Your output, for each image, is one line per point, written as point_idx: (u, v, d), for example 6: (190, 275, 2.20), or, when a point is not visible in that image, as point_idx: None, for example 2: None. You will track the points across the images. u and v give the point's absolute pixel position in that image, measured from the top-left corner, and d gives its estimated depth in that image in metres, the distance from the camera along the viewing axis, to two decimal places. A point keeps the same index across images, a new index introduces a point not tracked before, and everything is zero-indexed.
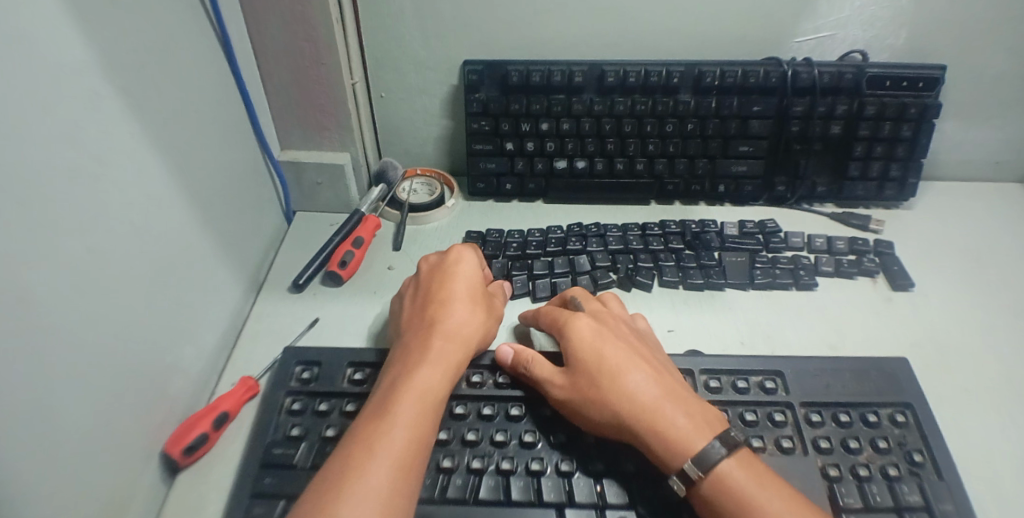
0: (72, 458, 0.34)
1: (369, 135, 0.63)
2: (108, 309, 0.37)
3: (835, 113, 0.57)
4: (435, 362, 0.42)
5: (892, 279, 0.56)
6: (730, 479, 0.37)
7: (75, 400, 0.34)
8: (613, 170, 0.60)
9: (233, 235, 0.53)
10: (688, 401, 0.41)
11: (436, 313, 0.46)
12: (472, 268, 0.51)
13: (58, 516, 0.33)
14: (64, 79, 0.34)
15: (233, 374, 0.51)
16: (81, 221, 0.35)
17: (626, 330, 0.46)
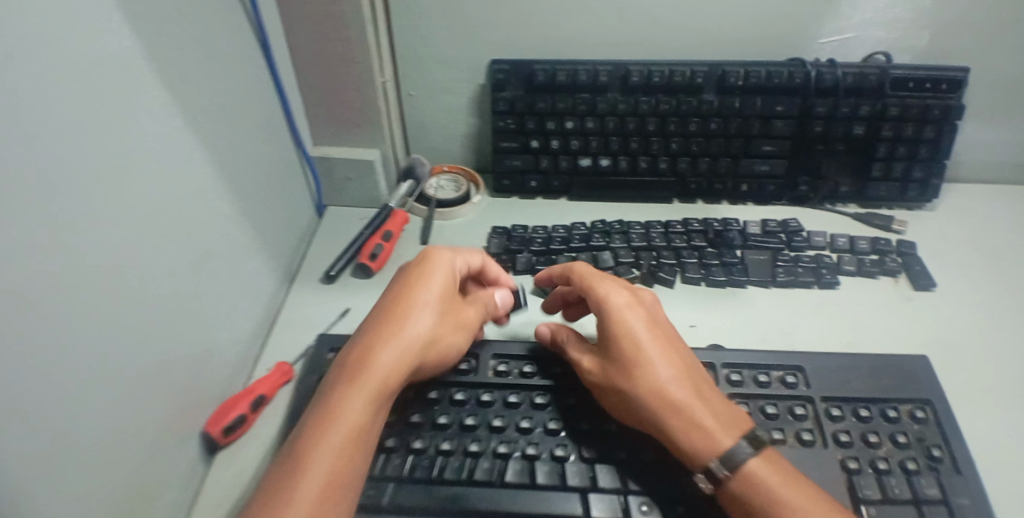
0: (119, 431, 0.36)
1: (398, 132, 0.65)
2: (152, 295, 0.40)
3: (858, 114, 0.58)
4: (360, 393, 0.40)
5: (914, 279, 0.56)
6: (758, 476, 0.38)
7: (120, 380, 0.37)
8: (636, 168, 0.61)
9: (268, 227, 0.56)
10: (710, 403, 0.41)
11: (381, 327, 0.43)
12: (439, 272, 0.47)
13: (106, 483, 0.35)
14: (115, 75, 0.36)
15: (269, 360, 0.54)
16: (127, 212, 0.37)
17: (658, 313, 0.46)
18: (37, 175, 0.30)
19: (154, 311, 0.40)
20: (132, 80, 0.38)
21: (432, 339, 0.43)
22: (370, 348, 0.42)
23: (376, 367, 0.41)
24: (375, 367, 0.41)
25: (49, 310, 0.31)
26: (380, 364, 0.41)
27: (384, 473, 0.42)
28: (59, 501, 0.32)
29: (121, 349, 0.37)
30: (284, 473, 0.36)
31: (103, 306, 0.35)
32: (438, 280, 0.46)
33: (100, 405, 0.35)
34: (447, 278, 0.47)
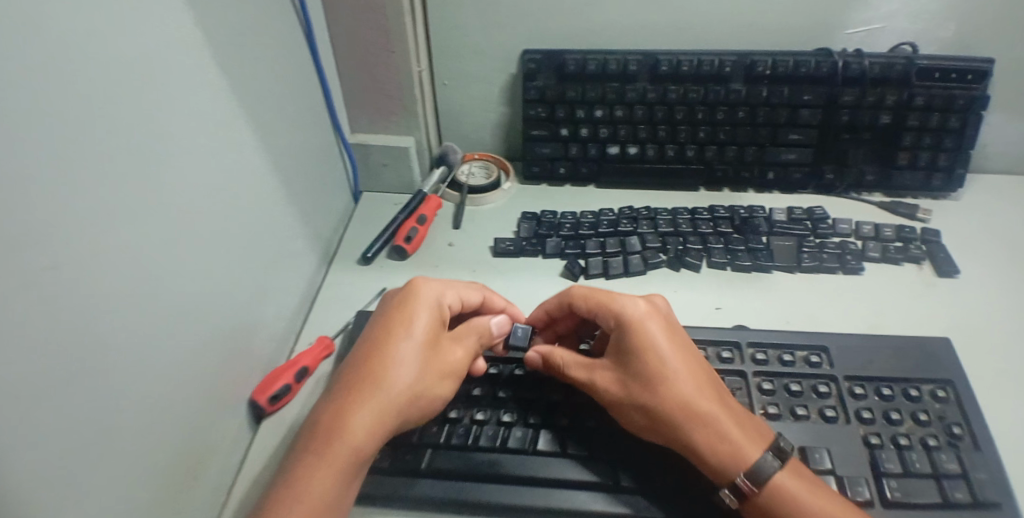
0: (175, 391, 0.39)
1: (431, 121, 0.67)
2: (204, 269, 0.42)
3: (884, 103, 0.59)
4: (332, 459, 0.39)
5: (937, 267, 0.57)
6: (786, 489, 0.39)
7: (177, 346, 0.39)
8: (664, 156, 0.63)
9: (310, 209, 0.58)
10: (736, 412, 0.42)
11: (358, 383, 0.42)
12: (423, 319, 0.45)
13: (162, 438, 0.38)
14: (174, 60, 0.38)
15: (311, 335, 0.57)
16: (184, 190, 0.40)
17: (676, 323, 0.46)
18: (107, 152, 0.33)
19: (206, 284, 0.43)
20: (190, 66, 0.40)
21: (410, 396, 0.42)
22: (345, 408, 0.41)
23: (350, 430, 0.40)
24: (349, 430, 0.40)
25: (115, 275, 0.33)
26: (354, 427, 0.40)
27: (423, 439, 0.45)
28: (125, 451, 0.35)
29: (178, 318, 0.39)
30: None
31: (162, 275, 0.38)
32: (421, 328, 0.45)
33: (159, 368, 0.37)
34: (432, 325, 0.45)
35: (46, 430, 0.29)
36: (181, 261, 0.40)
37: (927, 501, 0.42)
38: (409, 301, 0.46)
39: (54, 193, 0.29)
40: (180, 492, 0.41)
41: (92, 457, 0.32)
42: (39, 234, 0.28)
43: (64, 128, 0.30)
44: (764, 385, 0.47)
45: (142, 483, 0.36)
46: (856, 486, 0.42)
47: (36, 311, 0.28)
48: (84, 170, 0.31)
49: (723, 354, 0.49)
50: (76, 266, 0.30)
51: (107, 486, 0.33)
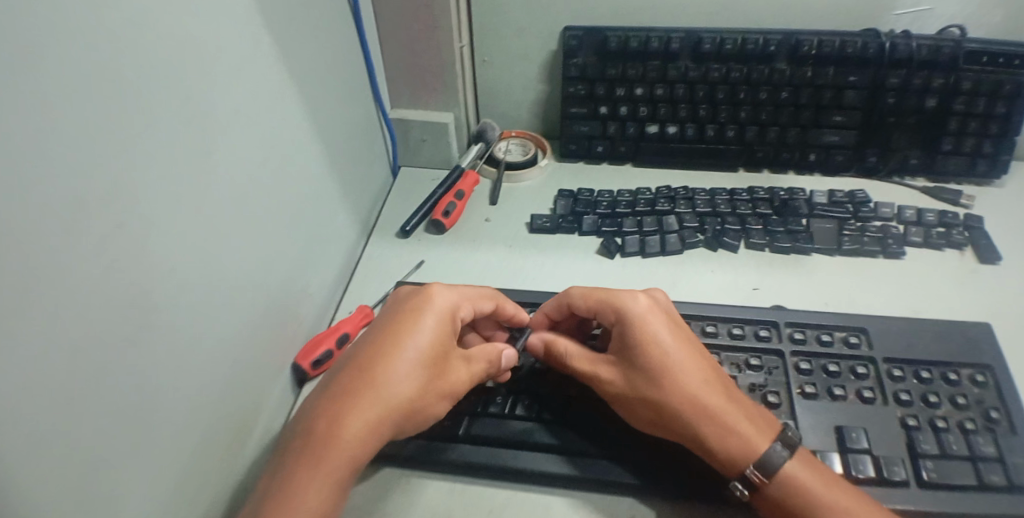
0: (219, 348, 0.41)
1: (470, 98, 0.68)
2: (246, 234, 0.44)
3: (931, 86, 0.57)
4: (324, 469, 0.38)
5: (980, 253, 0.56)
6: (797, 481, 0.40)
7: (220, 305, 0.41)
8: (704, 136, 0.63)
9: (351, 182, 0.59)
10: (745, 409, 0.42)
11: (356, 389, 0.40)
12: (431, 328, 0.44)
13: (209, 391, 0.40)
14: (225, 27, 0.39)
15: (350, 305, 0.58)
16: (230, 157, 0.41)
17: (678, 318, 0.46)
18: (158, 115, 0.34)
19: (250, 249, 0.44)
20: (242, 36, 0.41)
21: (408, 409, 0.41)
22: (340, 415, 0.39)
23: (344, 439, 0.39)
24: (343, 439, 0.39)
25: (162, 235, 0.35)
26: (348, 437, 0.39)
27: (462, 408, 0.48)
28: (175, 405, 0.36)
29: (222, 281, 0.41)
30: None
31: (208, 237, 0.39)
32: (429, 337, 0.43)
33: (204, 325, 0.39)
34: (441, 336, 0.44)
35: (101, 378, 0.30)
36: (223, 226, 0.41)
37: (964, 483, 0.42)
38: (421, 313, 0.44)
39: (109, 153, 0.31)
40: (227, 447, 0.43)
41: (145, 404, 0.34)
42: (93, 191, 0.30)
43: (119, 91, 0.31)
44: (801, 365, 0.48)
45: (191, 435, 0.38)
46: (892, 466, 0.42)
47: (93, 265, 0.30)
48: (138, 133, 0.33)
49: (760, 332, 0.50)
50: (126, 224, 0.32)
51: (160, 435, 0.35)
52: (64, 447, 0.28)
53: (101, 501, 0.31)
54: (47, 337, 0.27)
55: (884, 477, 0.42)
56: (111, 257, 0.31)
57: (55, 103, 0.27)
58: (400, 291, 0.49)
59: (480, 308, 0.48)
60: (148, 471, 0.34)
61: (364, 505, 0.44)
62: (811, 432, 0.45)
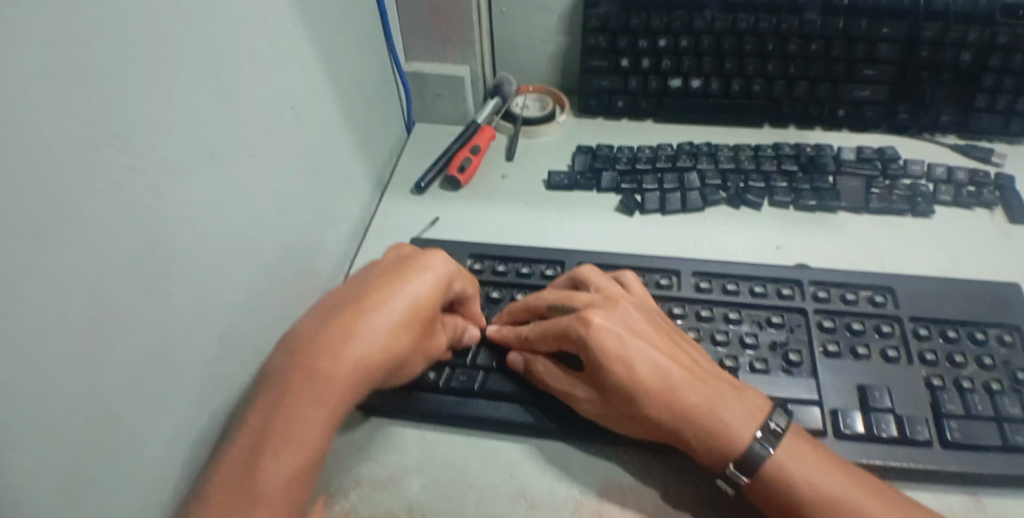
0: (235, 300, 0.41)
1: (487, 50, 0.66)
2: (263, 184, 0.43)
3: (966, 40, 0.55)
4: (321, 402, 0.37)
5: (1010, 212, 0.54)
6: (788, 469, 0.38)
7: (236, 256, 0.40)
8: (729, 91, 0.61)
9: (366, 136, 0.58)
10: (721, 394, 0.40)
11: (356, 326, 0.40)
12: (433, 287, 0.43)
13: (224, 343, 0.40)
14: None
15: (365, 261, 0.57)
16: (246, 104, 0.40)
17: (641, 323, 0.43)
18: (170, 54, 0.33)
19: (266, 199, 0.44)
20: None
21: (401, 357, 0.41)
22: (337, 350, 0.39)
23: (341, 373, 0.38)
24: (339, 375, 0.38)
25: (175, 180, 0.34)
26: (344, 374, 0.38)
27: (477, 363, 0.47)
28: (192, 354, 0.36)
29: (238, 232, 0.40)
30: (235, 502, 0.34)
31: (225, 186, 0.39)
32: (430, 293, 0.43)
33: (221, 277, 0.39)
34: (440, 297, 0.44)
35: (115, 321, 0.30)
36: (240, 174, 0.40)
37: (989, 444, 0.41)
38: (427, 262, 0.44)
39: (120, 93, 0.30)
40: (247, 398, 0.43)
41: (160, 352, 0.34)
42: (107, 132, 0.29)
43: (132, 31, 0.30)
44: (824, 324, 0.47)
45: (208, 383, 0.38)
46: (915, 426, 0.42)
47: (108, 206, 0.29)
48: (153, 75, 0.32)
49: (782, 290, 0.49)
50: (138, 167, 0.31)
51: (177, 382, 0.35)
52: (75, 386, 0.28)
53: (116, 444, 0.31)
54: (56, 277, 0.26)
55: (907, 436, 0.42)
56: (124, 200, 0.30)
57: (67, 38, 0.26)
58: (401, 246, 0.48)
59: (467, 290, 0.47)
60: (164, 417, 0.35)
61: (381, 458, 0.45)
62: (834, 392, 0.44)
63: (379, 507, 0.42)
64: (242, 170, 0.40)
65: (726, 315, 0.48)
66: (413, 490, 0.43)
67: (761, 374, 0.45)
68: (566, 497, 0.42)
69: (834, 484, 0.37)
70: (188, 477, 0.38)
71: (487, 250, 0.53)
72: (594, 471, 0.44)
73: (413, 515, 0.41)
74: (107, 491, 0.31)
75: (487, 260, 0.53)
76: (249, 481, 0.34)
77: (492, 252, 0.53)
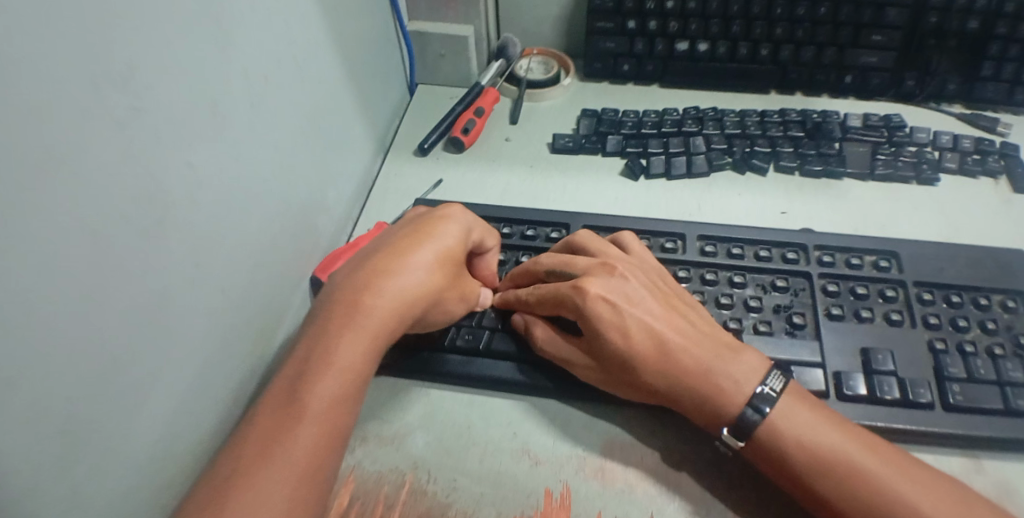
0: (238, 252, 0.40)
1: (491, 10, 0.64)
2: (265, 134, 0.42)
3: (974, 6, 0.55)
4: (363, 333, 0.38)
5: (1015, 181, 0.54)
6: (780, 425, 0.38)
7: (239, 208, 0.40)
8: (735, 55, 0.60)
9: (367, 95, 0.57)
10: (724, 358, 0.40)
11: (393, 264, 0.41)
12: (457, 231, 0.45)
13: (228, 294, 0.39)
14: None
15: (367, 222, 0.57)
16: (249, 50, 0.39)
17: (638, 291, 0.43)
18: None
19: (269, 152, 0.43)
20: None
21: (438, 294, 0.42)
22: (377, 285, 0.40)
23: (382, 305, 0.39)
24: (376, 307, 0.39)
25: (179, 122, 0.33)
26: (385, 306, 0.39)
27: (482, 323, 0.47)
28: (196, 304, 0.36)
29: (240, 182, 0.40)
30: (274, 434, 0.34)
31: (228, 133, 0.38)
32: (457, 235, 0.44)
33: (223, 227, 0.38)
34: (466, 240, 0.45)
35: (119, 267, 0.30)
36: (243, 123, 0.39)
37: (991, 407, 0.42)
38: (451, 212, 0.46)
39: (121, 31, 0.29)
40: (249, 352, 0.42)
41: (163, 300, 0.33)
42: (108, 70, 0.28)
43: None
44: (829, 287, 0.47)
45: (212, 335, 0.38)
46: (917, 388, 0.42)
47: (112, 145, 0.29)
48: (155, 13, 0.31)
49: (788, 255, 0.49)
50: (140, 107, 0.30)
51: (183, 331, 0.35)
52: (75, 328, 0.27)
53: (122, 390, 0.31)
54: (58, 217, 0.26)
55: (909, 399, 0.42)
56: (127, 143, 0.29)
57: None
58: (418, 209, 0.49)
59: (487, 244, 0.48)
60: (170, 365, 0.34)
61: (387, 413, 0.45)
62: (837, 353, 0.44)
63: (384, 462, 0.42)
64: (245, 121, 0.40)
65: (731, 278, 0.48)
66: (418, 445, 0.43)
67: (765, 336, 0.45)
68: (570, 455, 0.43)
69: (835, 439, 0.38)
70: (193, 430, 0.37)
71: (492, 212, 0.53)
72: (598, 429, 0.44)
73: (417, 468, 0.42)
74: (112, 436, 0.30)
75: (493, 222, 0.53)
76: (291, 407, 0.35)
77: (497, 213, 0.53)
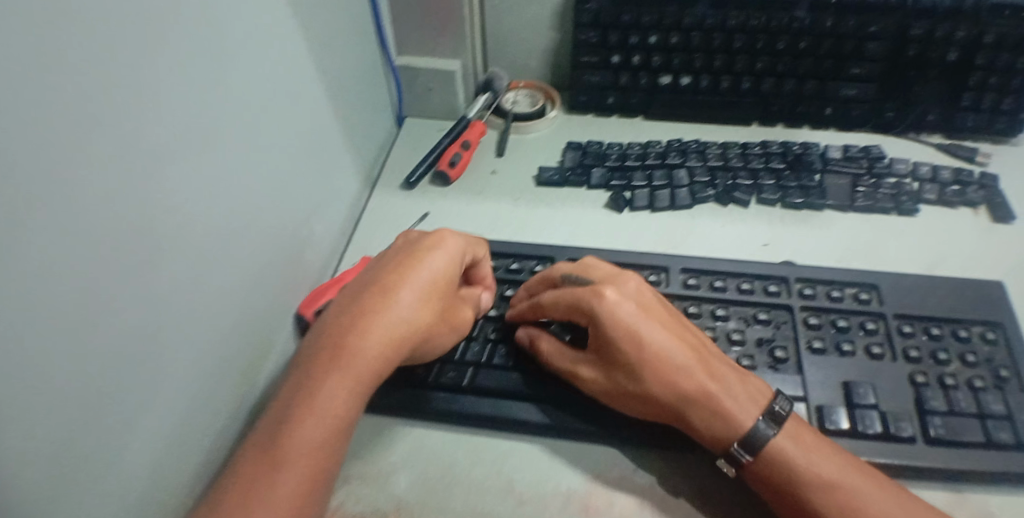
0: (224, 295, 0.40)
1: (479, 45, 0.66)
2: (249, 175, 0.43)
3: (953, 39, 0.55)
4: (348, 375, 0.39)
5: (993, 211, 0.55)
6: (782, 452, 0.38)
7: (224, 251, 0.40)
8: (717, 88, 0.61)
9: (354, 129, 0.58)
10: (725, 382, 0.41)
11: (377, 301, 0.41)
12: (445, 261, 0.45)
13: (212, 337, 0.39)
14: None
15: (354, 255, 0.57)
16: (234, 96, 0.40)
17: (651, 301, 0.44)
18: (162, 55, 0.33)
19: (256, 194, 0.44)
20: None
21: (425, 330, 0.42)
22: (361, 325, 0.40)
23: (367, 346, 0.40)
24: (362, 345, 0.39)
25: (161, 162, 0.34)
26: (370, 346, 0.40)
27: (466, 358, 0.47)
28: (183, 349, 0.36)
29: (225, 222, 0.40)
30: (255, 478, 0.35)
31: (211, 172, 0.39)
32: (444, 267, 0.44)
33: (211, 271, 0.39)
34: (454, 270, 0.45)
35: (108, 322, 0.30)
36: (227, 164, 0.40)
37: (973, 440, 0.42)
38: (441, 237, 0.46)
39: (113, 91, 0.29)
40: (233, 392, 0.43)
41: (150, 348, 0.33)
42: (99, 130, 0.29)
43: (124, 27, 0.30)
44: (811, 320, 0.48)
45: (197, 379, 0.38)
46: (899, 422, 0.43)
47: (101, 203, 0.29)
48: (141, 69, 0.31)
49: (770, 287, 0.49)
50: (128, 161, 0.31)
51: (168, 371, 0.35)
52: (65, 383, 0.28)
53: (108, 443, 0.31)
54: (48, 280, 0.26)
55: (891, 432, 0.42)
56: (115, 199, 0.30)
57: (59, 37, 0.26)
58: (409, 231, 0.49)
59: (477, 254, 0.48)
60: (155, 411, 0.34)
61: (369, 454, 0.45)
62: (819, 388, 0.45)
63: (368, 503, 0.42)
64: (232, 165, 0.40)
65: (713, 311, 0.48)
66: (401, 486, 0.43)
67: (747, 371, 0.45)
68: (555, 493, 0.43)
69: (834, 470, 0.38)
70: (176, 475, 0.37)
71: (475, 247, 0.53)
72: (583, 465, 0.44)
73: (401, 510, 0.42)
74: (100, 480, 0.30)
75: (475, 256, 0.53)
76: (272, 451, 0.36)
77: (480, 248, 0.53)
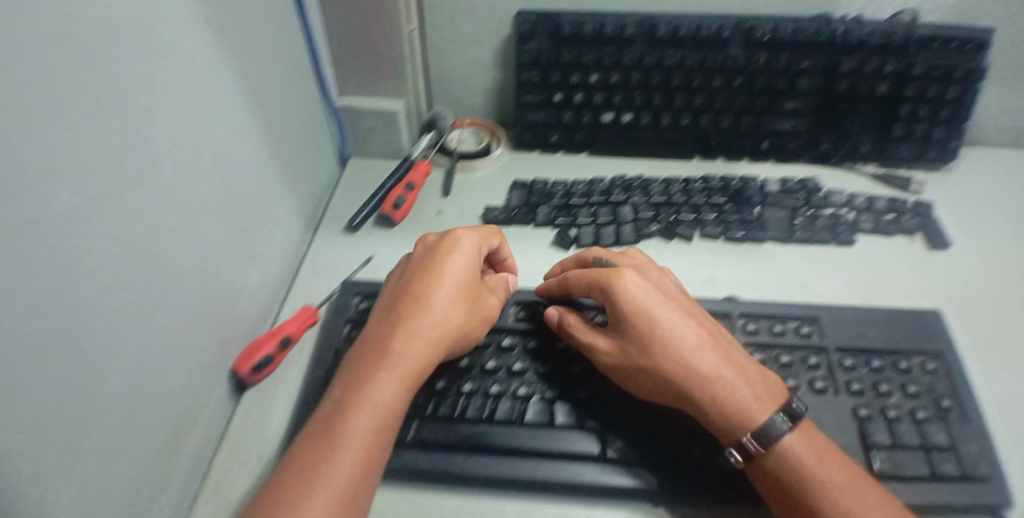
0: (159, 363, 0.38)
1: (422, 83, 0.66)
2: (187, 231, 0.41)
3: (882, 73, 0.57)
4: (394, 370, 0.40)
5: (929, 239, 0.57)
6: (794, 451, 0.38)
7: (161, 320, 0.38)
8: (658, 124, 0.62)
9: (294, 174, 0.57)
10: (740, 367, 0.41)
11: (411, 305, 0.44)
12: (467, 264, 0.47)
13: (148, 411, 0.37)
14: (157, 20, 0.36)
15: (295, 303, 0.55)
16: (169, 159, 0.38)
17: (670, 289, 0.46)
18: (92, 131, 0.31)
19: (194, 253, 0.42)
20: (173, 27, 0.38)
21: (460, 325, 0.44)
22: (401, 326, 0.43)
23: (408, 344, 0.42)
24: (402, 343, 0.41)
25: (103, 226, 0.32)
26: (411, 344, 0.42)
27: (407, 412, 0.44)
28: (113, 428, 0.34)
29: (166, 281, 0.38)
30: (309, 471, 0.36)
31: (154, 230, 0.37)
32: (466, 268, 0.47)
33: (145, 341, 0.36)
34: (474, 271, 0.48)
35: (31, 418, 0.28)
36: (167, 222, 0.38)
37: (918, 473, 0.42)
38: (460, 237, 0.48)
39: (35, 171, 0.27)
40: (166, 463, 0.40)
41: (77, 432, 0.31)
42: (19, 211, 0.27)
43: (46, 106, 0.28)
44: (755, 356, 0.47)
45: (128, 457, 0.36)
46: None
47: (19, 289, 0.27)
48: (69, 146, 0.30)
49: None
50: (53, 239, 0.29)
51: (102, 451, 0.33)
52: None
53: None
54: None
55: None
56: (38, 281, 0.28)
57: None
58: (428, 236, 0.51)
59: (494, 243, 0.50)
60: (81, 502, 0.32)
61: None
62: None
63: None
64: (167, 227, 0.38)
65: None
66: None
67: None
68: None
69: (841, 477, 0.37)
70: None
71: None
72: None
73: None
74: None
75: None
76: (325, 446, 0.37)
77: None
